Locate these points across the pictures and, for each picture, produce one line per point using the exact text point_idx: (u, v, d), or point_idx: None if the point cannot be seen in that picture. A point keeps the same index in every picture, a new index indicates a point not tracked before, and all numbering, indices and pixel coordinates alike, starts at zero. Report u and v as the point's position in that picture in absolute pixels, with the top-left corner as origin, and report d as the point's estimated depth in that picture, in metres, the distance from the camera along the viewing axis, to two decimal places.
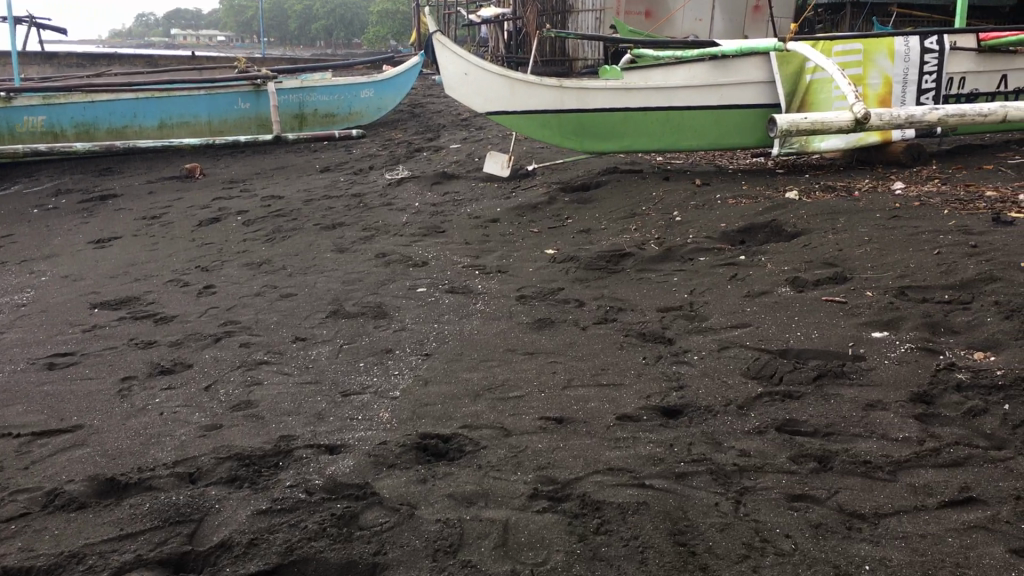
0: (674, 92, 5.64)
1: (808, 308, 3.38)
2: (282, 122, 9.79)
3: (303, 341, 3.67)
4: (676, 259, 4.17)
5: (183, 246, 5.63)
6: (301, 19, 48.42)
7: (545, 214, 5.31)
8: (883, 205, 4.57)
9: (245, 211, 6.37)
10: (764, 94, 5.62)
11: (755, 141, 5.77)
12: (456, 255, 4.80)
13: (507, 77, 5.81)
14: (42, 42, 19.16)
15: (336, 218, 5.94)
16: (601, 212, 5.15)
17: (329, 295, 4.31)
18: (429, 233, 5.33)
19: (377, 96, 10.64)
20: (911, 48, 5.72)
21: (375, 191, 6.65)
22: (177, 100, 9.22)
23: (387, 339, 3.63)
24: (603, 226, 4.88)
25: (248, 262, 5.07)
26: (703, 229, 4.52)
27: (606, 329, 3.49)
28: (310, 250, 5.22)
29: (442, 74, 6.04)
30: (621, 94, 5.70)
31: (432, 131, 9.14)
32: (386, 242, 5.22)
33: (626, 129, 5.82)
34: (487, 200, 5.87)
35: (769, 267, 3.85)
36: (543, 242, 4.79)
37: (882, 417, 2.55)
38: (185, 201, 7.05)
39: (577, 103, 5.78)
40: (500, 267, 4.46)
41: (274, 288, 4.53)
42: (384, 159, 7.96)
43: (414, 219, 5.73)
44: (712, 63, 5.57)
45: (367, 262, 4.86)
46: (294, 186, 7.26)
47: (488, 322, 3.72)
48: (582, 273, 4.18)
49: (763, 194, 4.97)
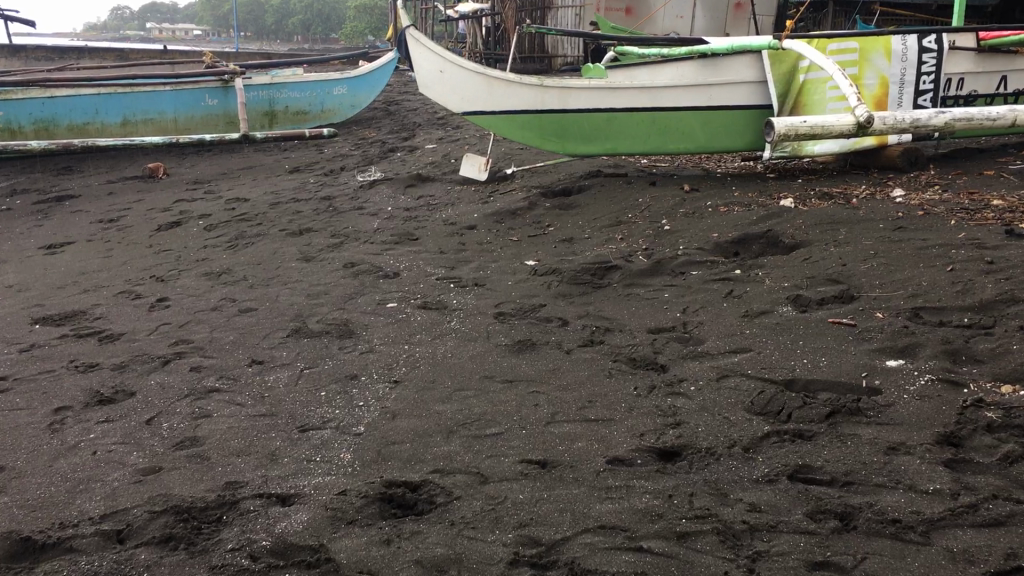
0: (661, 92, 5.34)
1: (813, 331, 3.09)
2: (250, 120, 9.39)
3: (259, 364, 3.34)
4: (666, 273, 3.88)
5: (139, 253, 5.27)
6: (277, 13, 47.83)
7: (525, 221, 5.01)
8: (884, 214, 4.30)
9: (207, 215, 6.00)
10: (755, 95, 5.32)
11: (746, 145, 5.47)
12: (430, 266, 4.48)
13: (485, 75, 5.48)
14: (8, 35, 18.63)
15: (304, 223, 5.60)
16: (584, 219, 4.84)
17: (291, 310, 3.99)
18: (401, 240, 5.01)
19: (350, 94, 10.30)
20: (908, 47, 5.46)
21: (346, 193, 6.31)
22: (140, 96, 8.84)
23: (353, 362, 3.31)
24: (587, 235, 4.58)
25: (206, 272, 4.72)
26: (694, 239, 4.23)
27: (592, 354, 3.19)
28: (275, 259, 4.89)
29: (416, 71, 5.71)
30: (604, 94, 5.40)
31: (407, 130, 8.82)
32: (356, 251, 4.90)
33: (610, 131, 5.52)
34: (463, 205, 5.55)
35: (768, 284, 3.56)
36: (523, 252, 4.49)
37: (907, 464, 2.27)
38: (144, 204, 6.68)
39: (558, 103, 5.47)
40: (477, 280, 4.16)
41: (233, 301, 4.19)
42: (356, 159, 7.64)
43: (386, 224, 5.40)
44: (701, 62, 5.27)
45: (334, 272, 4.53)
46: (261, 187, 6.91)
47: (463, 344, 3.41)
48: (565, 287, 3.88)
49: (756, 201, 4.69)
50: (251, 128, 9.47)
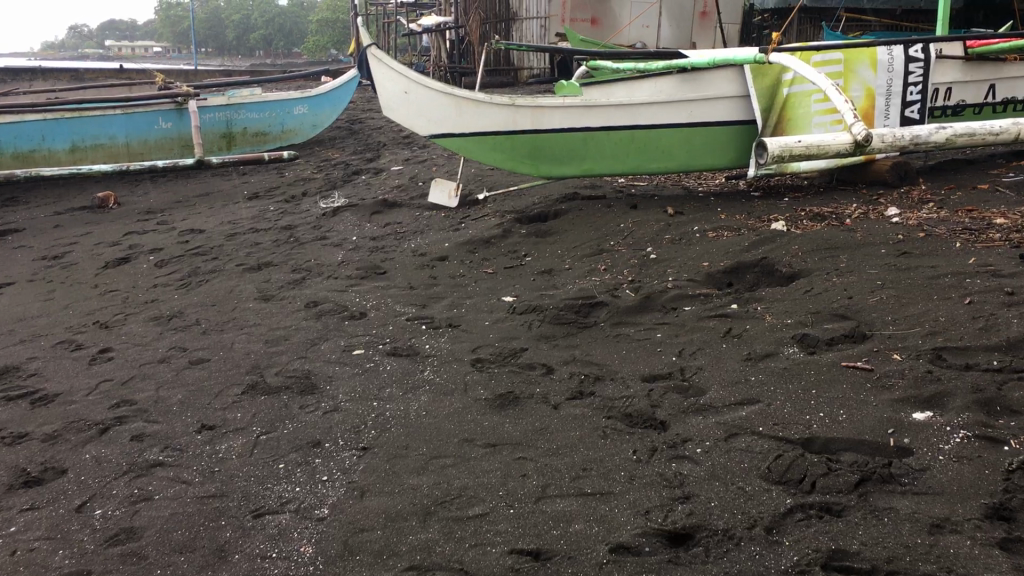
0: (639, 109, 5.06)
1: (827, 378, 2.79)
2: (206, 142, 9.01)
3: (210, 430, 2.98)
4: (657, 309, 3.57)
5: (83, 295, 4.89)
6: (238, 29, 47.24)
7: (499, 251, 4.69)
8: (884, 236, 4.02)
9: (158, 249, 5.62)
10: (737, 110, 5.05)
11: (728, 162, 5.20)
12: (399, 304, 4.14)
13: (452, 95, 5.15)
14: None
15: (262, 256, 5.24)
16: (563, 247, 4.53)
17: (248, 360, 3.63)
18: (368, 275, 4.67)
19: (312, 113, 9.94)
20: (894, 57, 5.18)
21: (307, 221, 5.96)
22: (90, 121, 8.41)
23: (315, 425, 2.96)
24: (567, 266, 4.27)
25: (155, 316, 4.35)
26: (683, 269, 3.93)
27: (582, 409, 2.87)
28: (230, 299, 4.53)
29: (378, 92, 5.37)
30: (580, 113, 5.10)
31: (372, 150, 8.48)
32: (319, 288, 4.55)
33: (586, 151, 5.21)
34: (432, 233, 5.22)
35: (770, 321, 3.26)
36: (499, 287, 4.16)
37: (956, 545, 1.96)
38: (91, 237, 6.28)
39: (531, 123, 5.16)
40: (450, 321, 3.83)
41: (183, 350, 3.83)
42: (319, 183, 7.27)
43: (350, 256, 5.06)
44: (680, 77, 5.00)
45: (295, 313, 4.18)
46: (218, 216, 6.53)
47: (438, 399, 3.08)
48: (547, 327, 3.56)
49: (746, 225, 4.40)
50: (208, 150, 9.08)
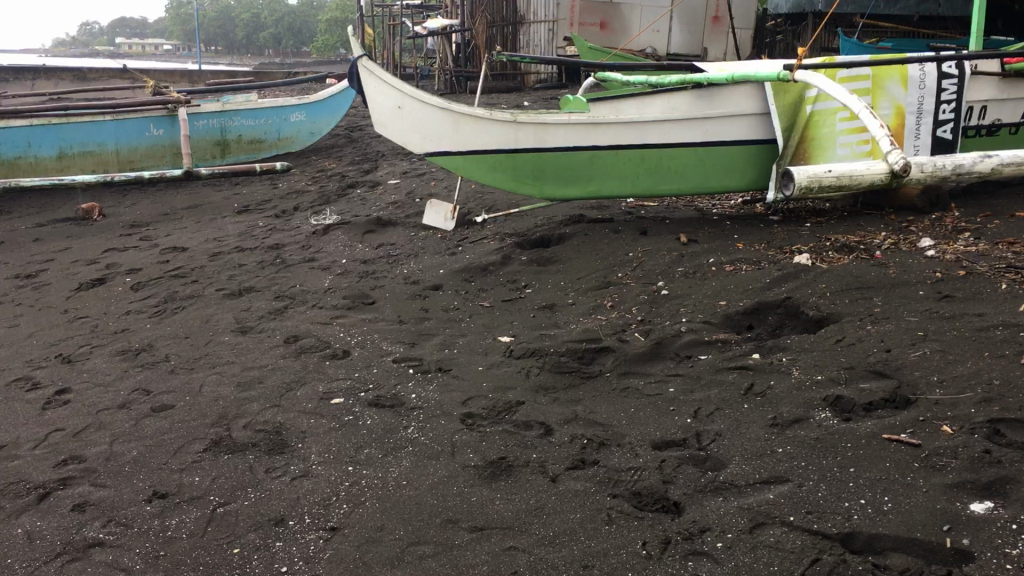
0: (650, 127, 4.70)
1: (866, 454, 2.43)
2: (199, 150, 8.66)
3: (161, 499, 2.63)
4: (669, 356, 3.21)
5: (50, 321, 4.55)
6: (246, 28, 47.01)
7: (498, 280, 4.33)
8: (920, 274, 3.65)
9: (137, 270, 5.28)
10: (756, 129, 4.69)
11: (745, 185, 4.85)
12: (386, 342, 3.79)
13: (449, 109, 4.79)
14: None
15: (245, 280, 4.90)
16: (566, 278, 4.17)
17: (215, 407, 3.27)
18: (355, 305, 4.32)
19: (309, 120, 9.59)
20: (926, 73, 4.82)
21: (296, 240, 5.61)
22: (78, 127, 8.06)
23: (280, 495, 2.60)
24: (570, 300, 3.92)
25: (122, 350, 4.01)
26: (698, 309, 3.57)
27: (584, 483, 2.50)
28: (205, 330, 4.18)
29: (370, 105, 4.99)
30: (586, 130, 4.74)
31: (370, 160, 8.15)
32: (301, 319, 4.20)
33: (593, 171, 4.85)
34: (427, 257, 4.87)
35: (798, 377, 2.90)
36: (496, 324, 3.81)
37: None
38: (69, 254, 5.94)
39: (534, 140, 4.79)
40: (441, 364, 3.47)
41: (146, 393, 3.47)
42: (312, 197, 6.91)
43: (339, 282, 4.71)
44: (695, 93, 4.64)
45: (272, 350, 3.83)
46: (203, 232, 6.18)
47: (421, 464, 2.72)
48: (546, 377, 3.20)
49: (767, 257, 4.03)
50: (200, 158, 8.73)
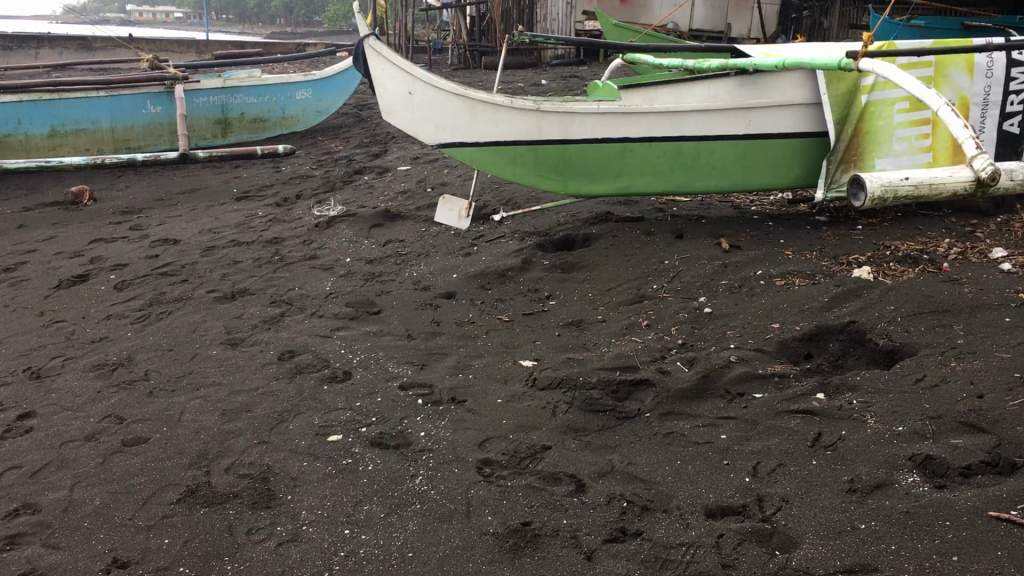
0: (688, 118, 4.24)
1: (973, 536, 1.99)
2: (200, 129, 8.23)
3: (122, 569, 2.22)
4: (717, 394, 2.77)
5: (24, 325, 4.13)
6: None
7: (518, 288, 3.90)
8: (1001, 292, 3.19)
9: (123, 266, 4.86)
10: (805, 120, 4.23)
11: (789, 181, 4.39)
12: (392, 362, 3.37)
13: (466, 97, 4.30)
14: None
15: (240, 281, 4.48)
16: (594, 289, 3.74)
17: (194, 443, 2.86)
18: (358, 313, 3.89)
19: (316, 99, 9.14)
20: (995, 60, 4.33)
21: (298, 234, 5.19)
22: (71, 103, 7.59)
23: (263, 568, 2.18)
24: (600, 317, 3.49)
25: (98, 363, 3.59)
26: (747, 334, 3.13)
27: (626, 564, 2.07)
28: (191, 341, 3.76)
29: (378, 93, 4.45)
30: (617, 121, 4.27)
31: (379, 142, 7.71)
32: (298, 330, 3.78)
33: (623, 166, 4.39)
34: (439, 259, 4.44)
35: (874, 426, 2.47)
36: (517, 344, 3.38)
37: None
38: (54, 244, 5.53)
39: (559, 132, 4.33)
40: (454, 393, 3.05)
41: (118, 421, 3.06)
42: (316, 183, 6.47)
43: (342, 285, 4.28)
44: (739, 80, 4.18)
45: (264, 369, 3.42)
46: (198, 221, 5.75)
47: (430, 529, 2.30)
48: (576, 416, 2.77)
49: (822, 270, 3.58)
50: (201, 138, 8.30)
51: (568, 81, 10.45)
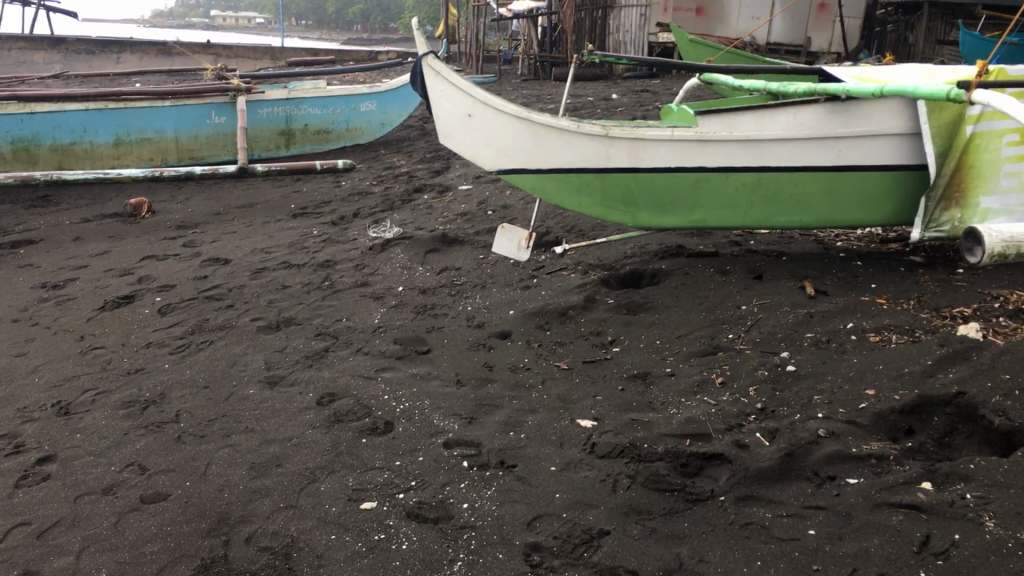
0: (771, 147, 3.86)
1: None
2: (263, 139, 8.10)
3: None
4: (802, 479, 2.42)
5: (61, 351, 3.96)
6: (336, 5, 46.94)
7: (579, 330, 3.58)
8: None
9: (170, 287, 4.67)
10: (902, 152, 3.80)
11: (882, 218, 3.99)
12: (437, 413, 3.08)
13: (528, 119, 3.98)
14: (52, 28, 17.61)
15: (286, 308, 4.24)
16: (662, 335, 3.39)
17: (216, 504, 2.60)
18: (406, 352, 3.61)
19: (381, 111, 8.93)
20: None
21: (351, 257, 4.95)
22: (135, 113, 7.49)
23: None
24: (669, 369, 3.14)
25: (130, 399, 3.38)
26: (838, 402, 2.76)
27: None
28: (228, 377, 3.53)
29: (435, 114, 4.17)
30: (693, 148, 3.91)
31: (442, 157, 7.47)
32: (340, 369, 3.52)
33: (698, 197, 4.03)
34: (496, 292, 4.15)
35: (996, 533, 2.08)
36: (575, 398, 3.06)
37: None
38: (105, 259, 5.38)
39: (628, 158, 3.98)
40: (504, 456, 2.74)
41: (140, 472, 2.83)
42: (375, 201, 6.24)
43: (391, 317, 4.02)
44: (829, 106, 3.78)
45: (301, 415, 3.15)
46: (252, 239, 5.56)
47: None
48: (639, 494, 2.44)
49: (922, 324, 3.18)
50: (263, 149, 8.17)
51: (640, 96, 10.08)
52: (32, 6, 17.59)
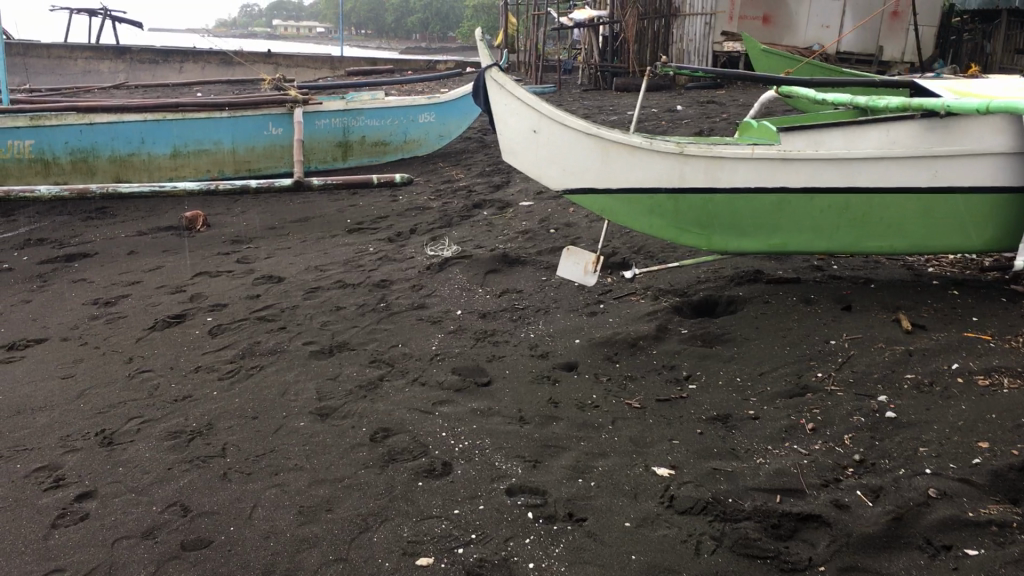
0: (861, 166, 3.56)
1: None
2: (320, 151, 7.99)
3: None
4: (913, 548, 2.14)
5: (109, 374, 3.82)
6: (394, 14, 47.24)
7: (652, 363, 3.34)
8: None
9: (221, 306, 4.52)
10: (1004, 173, 3.50)
11: (981, 244, 3.67)
12: (499, 454, 2.84)
13: (598, 136, 3.75)
14: (117, 38, 17.81)
15: (340, 331, 4.06)
16: (743, 372, 3.13)
17: (262, 554, 2.41)
18: (466, 384, 3.39)
19: (440, 122, 8.74)
20: None
21: (407, 276, 4.76)
22: (193, 124, 7.41)
23: None
24: (753, 412, 2.87)
25: (175, 430, 3.21)
26: (948, 455, 2.48)
27: None
28: (278, 407, 3.34)
29: (499, 129, 3.96)
30: (775, 168, 3.63)
31: (502, 171, 7.28)
32: (395, 401, 3.31)
33: (780, 220, 3.74)
34: (560, 318, 3.92)
35: None
36: (650, 441, 2.81)
37: None
38: (158, 275, 5.27)
39: (704, 178, 3.73)
40: (573, 507, 2.50)
41: (183, 513, 2.65)
42: (432, 217, 6.04)
43: (450, 343, 3.80)
44: (926, 123, 3.47)
45: (353, 453, 2.94)
46: (306, 256, 5.41)
47: None
48: (727, 559, 2.18)
49: None
50: (320, 160, 8.07)
51: (706, 107, 9.74)
52: (98, 15, 17.85)
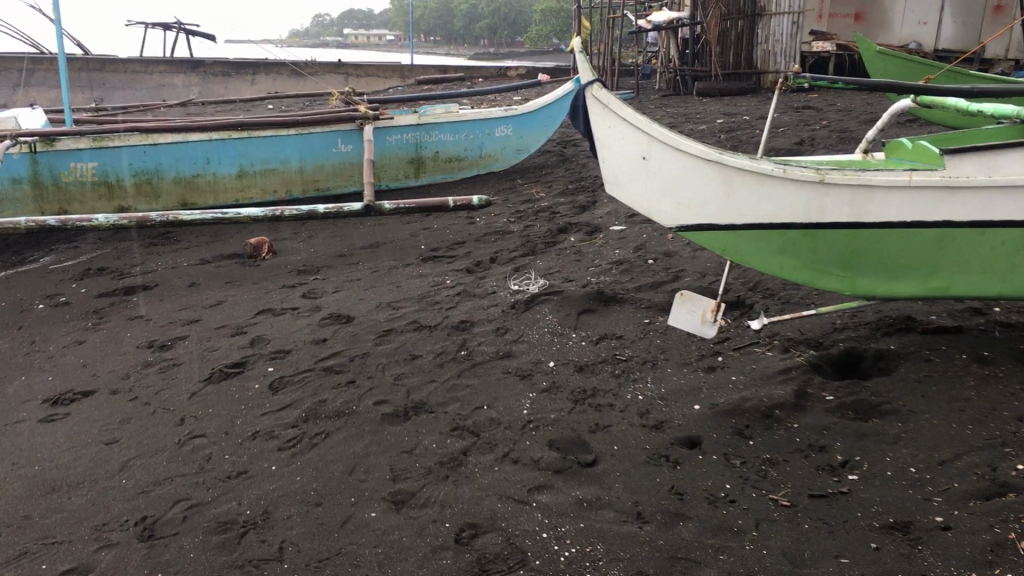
0: None
1: None
2: (391, 169, 7.56)
3: None
4: None
5: (157, 439, 3.35)
6: (464, 21, 47.02)
7: (796, 441, 2.73)
8: None
9: (284, 354, 4.05)
10: None
11: None
12: (617, 569, 2.27)
13: (717, 162, 3.23)
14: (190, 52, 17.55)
15: (416, 388, 3.54)
16: (916, 463, 2.50)
17: None
18: (567, 463, 2.83)
19: (518, 135, 8.15)
20: None
21: (490, 316, 4.23)
22: (260, 142, 7.00)
23: None
24: (940, 521, 2.25)
25: (226, 520, 2.71)
26: None
27: None
28: (346, 490, 2.83)
29: (603, 154, 3.53)
30: (933, 200, 2.98)
31: (585, 190, 6.71)
32: (484, 484, 2.77)
33: (939, 261, 3.08)
34: (673, 376, 3.33)
35: None
36: (809, 559, 2.21)
37: None
38: (218, 313, 4.83)
39: (846, 211, 3.12)
40: None
41: None
42: (514, 243, 5.51)
43: (544, 405, 3.25)
44: None
45: (436, 559, 2.41)
46: (377, 290, 4.92)
47: None
48: None
49: None
50: (391, 178, 7.65)
51: (801, 114, 9.03)
52: (173, 30, 17.76)
